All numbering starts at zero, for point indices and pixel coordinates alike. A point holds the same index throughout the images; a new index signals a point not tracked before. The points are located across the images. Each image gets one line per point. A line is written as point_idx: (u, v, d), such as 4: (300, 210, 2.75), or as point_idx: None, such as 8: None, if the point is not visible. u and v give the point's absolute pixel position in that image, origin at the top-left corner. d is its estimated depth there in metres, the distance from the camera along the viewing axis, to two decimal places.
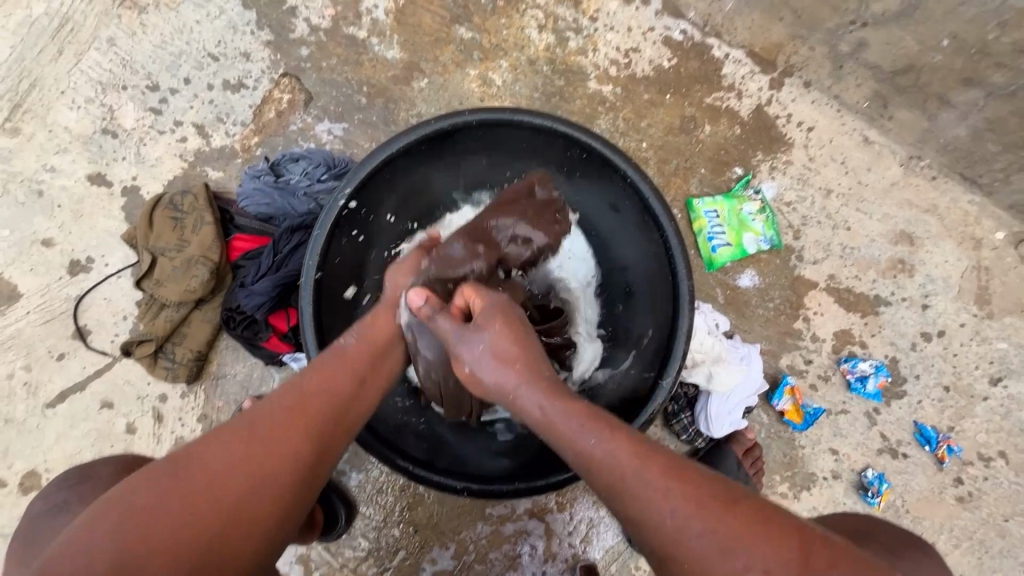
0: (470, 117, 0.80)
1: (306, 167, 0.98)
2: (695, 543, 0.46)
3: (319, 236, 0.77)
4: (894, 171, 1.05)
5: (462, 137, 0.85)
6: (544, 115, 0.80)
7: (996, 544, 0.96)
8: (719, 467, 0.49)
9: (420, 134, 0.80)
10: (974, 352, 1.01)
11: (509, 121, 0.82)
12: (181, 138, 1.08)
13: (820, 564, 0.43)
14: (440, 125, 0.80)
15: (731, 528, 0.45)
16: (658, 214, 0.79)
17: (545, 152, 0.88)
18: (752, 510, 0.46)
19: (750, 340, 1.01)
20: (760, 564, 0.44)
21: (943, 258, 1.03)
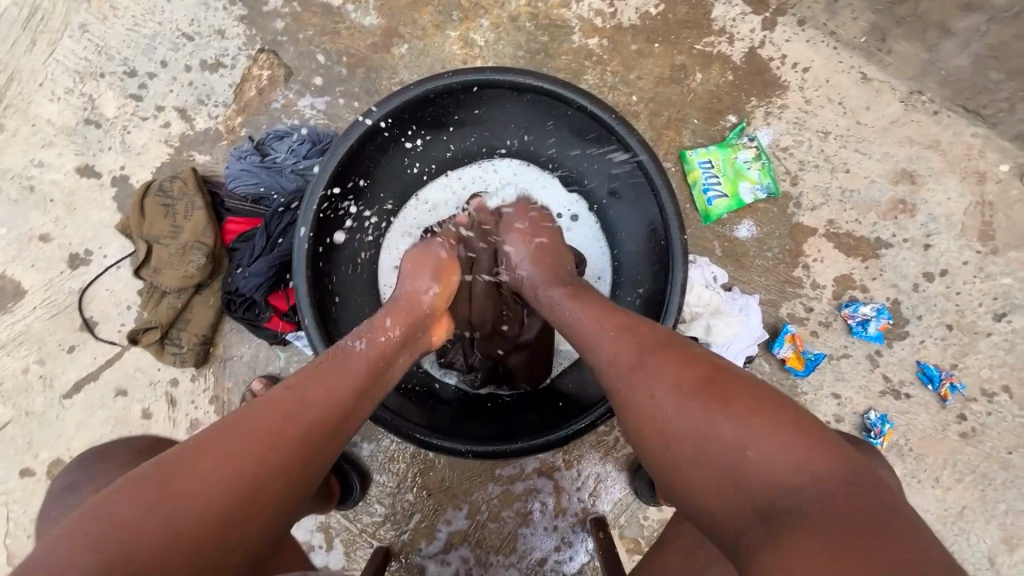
0: (452, 80, 0.78)
1: (291, 145, 0.97)
2: (626, 376, 0.58)
3: (306, 214, 0.77)
4: (894, 108, 1.02)
5: (447, 99, 0.83)
6: (529, 74, 0.78)
7: (999, 475, 0.98)
8: (653, 368, 0.56)
9: (399, 101, 0.78)
10: (978, 289, 0.99)
11: (493, 81, 0.80)
12: (164, 123, 1.07)
13: (727, 383, 0.52)
14: (422, 90, 0.78)
15: (664, 360, 0.56)
16: (651, 169, 0.77)
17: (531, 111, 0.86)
18: (688, 399, 0.52)
19: (750, 291, 1.01)
20: (679, 386, 0.53)
21: (945, 195, 1.01)
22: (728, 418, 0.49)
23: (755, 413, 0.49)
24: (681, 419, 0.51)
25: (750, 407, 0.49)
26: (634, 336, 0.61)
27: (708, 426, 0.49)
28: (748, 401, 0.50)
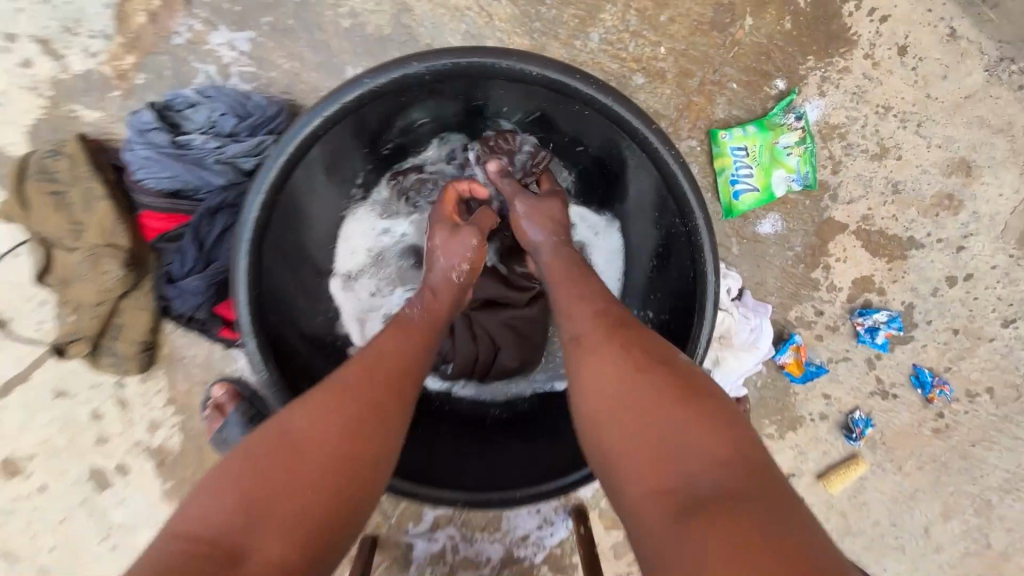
0: (418, 68, 0.60)
1: (209, 116, 0.74)
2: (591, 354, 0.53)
3: (245, 263, 0.61)
4: (975, 79, 0.83)
5: (410, 90, 0.65)
6: (528, 59, 0.61)
7: (956, 464, 1.03)
8: (627, 353, 0.52)
9: (366, 89, 0.60)
10: (997, 295, 0.93)
11: (473, 63, 0.62)
12: (24, 61, 0.78)
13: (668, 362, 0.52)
14: (393, 78, 0.60)
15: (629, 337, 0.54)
16: (683, 193, 0.63)
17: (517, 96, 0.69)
18: (662, 397, 0.48)
19: (763, 296, 0.90)
20: (641, 372, 0.50)
21: (998, 190, 0.88)
22: (684, 405, 0.47)
23: (705, 417, 0.46)
24: (623, 391, 0.49)
25: (710, 411, 0.47)
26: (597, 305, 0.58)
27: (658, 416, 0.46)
28: (707, 405, 0.47)
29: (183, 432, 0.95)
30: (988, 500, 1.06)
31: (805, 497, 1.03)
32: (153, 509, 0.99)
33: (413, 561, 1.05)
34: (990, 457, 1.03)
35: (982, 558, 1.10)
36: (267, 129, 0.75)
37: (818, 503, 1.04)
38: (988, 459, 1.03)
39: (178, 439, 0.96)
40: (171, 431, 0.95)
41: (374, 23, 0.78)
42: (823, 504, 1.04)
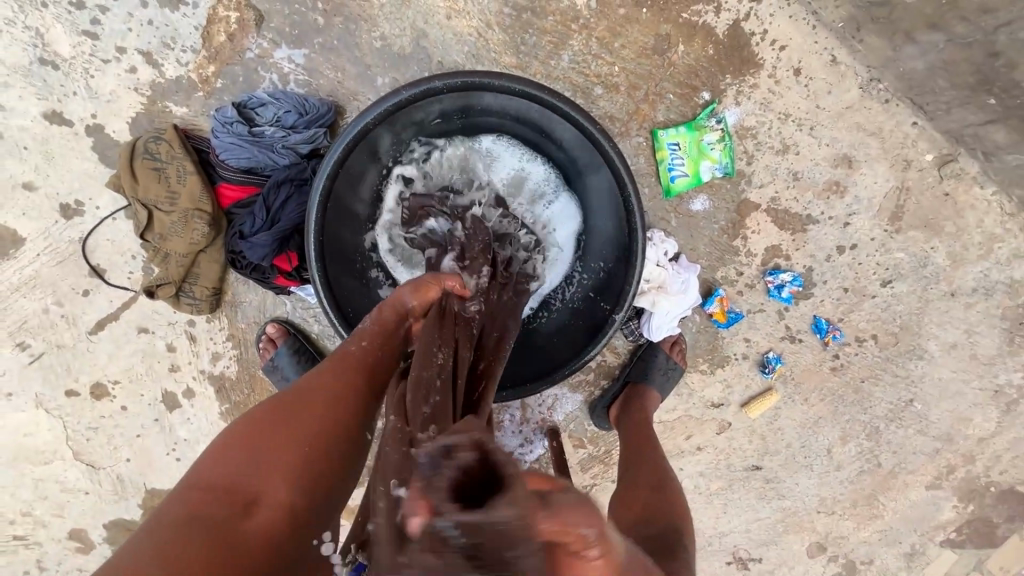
0: (436, 86, 0.86)
1: (276, 113, 0.99)
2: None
3: (315, 220, 0.86)
4: (852, 94, 1.10)
5: (429, 99, 0.90)
6: (515, 80, 0.87)
7: (850, 396, 1.31)
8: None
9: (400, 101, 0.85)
10: (876, 261, 1.21)
11: (477, 82, 0.88)
12: (129, 67, 1.02)
13: None
14: (419, 91, 0.85)
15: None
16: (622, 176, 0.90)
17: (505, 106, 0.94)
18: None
19: (694, 258, 1.17)
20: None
21: (873, 179, 1.15)
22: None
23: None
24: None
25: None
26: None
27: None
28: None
29: (240, 362, 1.20)
30: (877, 427, 1.34)
31: (731, 421, 1.31)
32: (213, 426, 1.24)
33: None
34: (877, 391, 1.31)
35: (875, 475, 1.38)
36: (318, 124, 1.00)
37: (741, 426, 1.32)
38: (875, 392, 1.31)
39: (235, 368, 1.21)
40: (230, 362, 1.20)
41: (399, 45, 1.03)
42: (745, 427, 1.32)
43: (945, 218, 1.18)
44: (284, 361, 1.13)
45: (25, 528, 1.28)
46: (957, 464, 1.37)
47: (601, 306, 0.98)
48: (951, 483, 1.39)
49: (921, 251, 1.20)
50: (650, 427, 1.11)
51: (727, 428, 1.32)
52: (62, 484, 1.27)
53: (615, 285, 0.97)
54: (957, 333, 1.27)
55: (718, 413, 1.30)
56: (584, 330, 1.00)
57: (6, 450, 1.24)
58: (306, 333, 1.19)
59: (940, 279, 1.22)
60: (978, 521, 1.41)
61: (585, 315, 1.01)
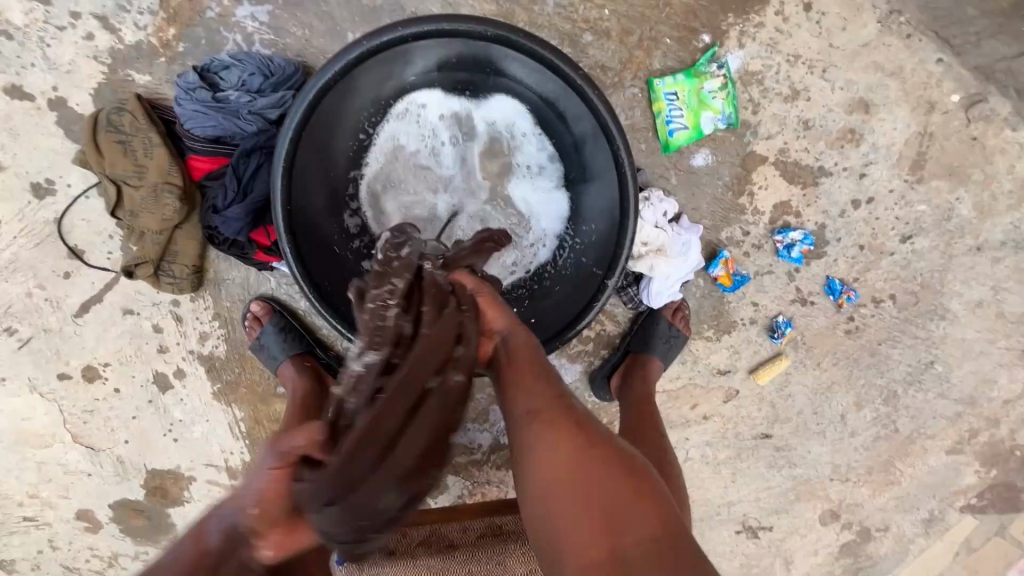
0: (401, 34, 0.79)
1: (240, 76, 0.92)
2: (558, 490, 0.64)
3: (280, 187, 0.81)
4: (869, 29, 1.00)
5: (396, 52, 0.84)
6: (488, 23, 0.80)
7: (866, 360, 1.24)
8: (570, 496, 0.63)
9: (364, 49, 0.78)
10: (894, 215, 1.12)
11: (446, 29, 0.81)
12: (86, 34, 0.96)
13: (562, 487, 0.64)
14: (383, 39, 0.79)
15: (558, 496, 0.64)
16: (609, 127, 0.83)
17: (479, 58, 0.88)
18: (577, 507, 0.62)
19: (696, 218, 1.10)
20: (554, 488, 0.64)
21: (892, 125, 1.05)
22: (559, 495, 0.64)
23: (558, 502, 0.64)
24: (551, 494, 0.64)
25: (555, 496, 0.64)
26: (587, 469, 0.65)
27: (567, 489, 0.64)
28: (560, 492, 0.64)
29: (228, 341, 1.17)
30: (895, 391, 1.27)
31: (739, 389, 1.26)
32: (207, 406, 1.22)
33: None
34: (894, 354, 1.24)
35: (892, 441, 1.32)
36: (287, 86, 0.94)
37: (749, 394, 1.26)
38: (892, 355, 1.24)
39: (224, 347, 1.18)
40: (218, 341, 1.17)
41: None
42: (753, 395, 1.26)
43: (972, 165, 1.08)
44: (271, 339, 1.09)
45: (33, 510, 1.30)
46: (980, 428, 1.31)
47: (593, 272, 0.92)
48: (973, 447, 1.32)
49: (944, 203, 1.11)
50: (649, 400, 1.08)
51: (735, 397, 1.26)
52: (64, 467, 1.27)
53: (607, 249, 0.90)
54: (983, 291, 1.18)
55: (724, 380, 1.25)
56: (575, 298, 0.94)
57: (7, 435, 1.24)
58: (292, 309, 1.15)
59: (966, 232, 1.13)
60: (1001, 486, 1.35)
61: (577, 282, 0.95)
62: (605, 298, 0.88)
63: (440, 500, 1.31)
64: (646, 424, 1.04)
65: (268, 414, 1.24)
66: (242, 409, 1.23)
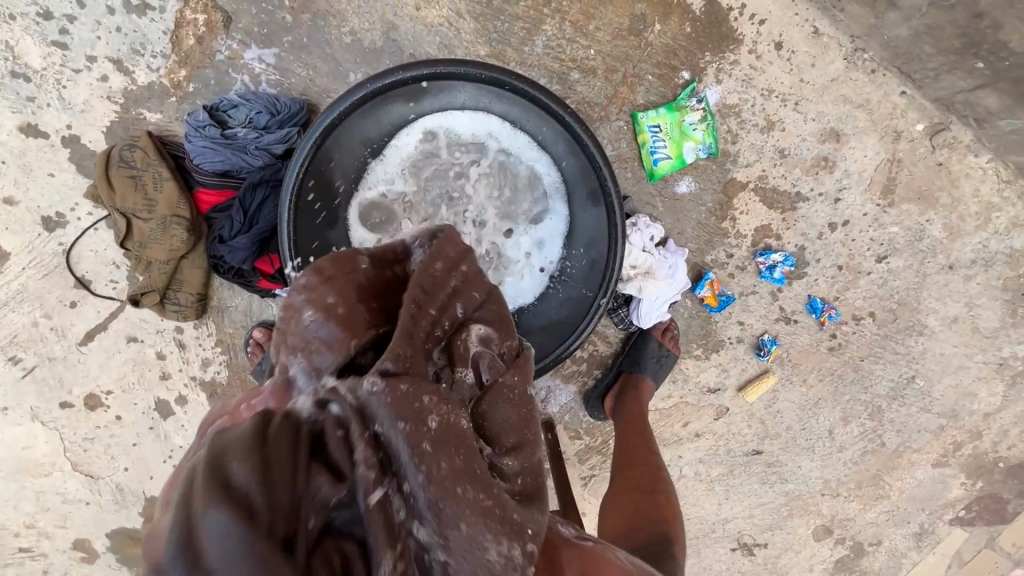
0: (405, 75, 0.85)
1: (247, 115, 0.98)
2: None
3: (288, 217, 0.86)
4: (837, 65, 1.07)
5: (398, 90, 0.89)
6: (481, 66, 0.86)
7: (849, 375, 1.28)
8: None
9: (367, 90, 0.84)
10: (869, 236, 1.18)
11: (445, 71, 0.87)
12: (101, 75, 1.02)
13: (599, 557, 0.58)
14: (385, 83, 0.85)
15: None
16: (596, 157, 0.89)
17: (476, 98, 0.94)
18: None
19: (682, 242, 1.15)
20: None
21: (863, 153, 1.12)
22: None
23: None
24: None
25: None
26: None
27: None
28: None
29: (229, 367, 1.20)
30: (879, 406, 1.31)
31: (729, 406, 1.29)
32: None
33: None
34: (876, 369, 1.28)
35: (880, 455, 1.36)
36: (292, 123, 0.99)
37: (739, 411, 1.30)
38: (875, 370, 1.28)
39: (226, 373, 1.20)
40: (220, 367, 1.20)
41: (370, 39, 1.01)
42: (743, 412, 1.30)
43: (940, 189, 1.15)
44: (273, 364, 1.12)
45: (29, 540, 1.29)
46: (964, 440, 1.34)
47: (584, 294, 0.97)
48: (958, 460, 1.36)
49: (916, 224, 1.17)
50: (643, 420, 1.11)
51: (725, 414, 1.30)
52: (63, 496, 1.27)
53: (597, 272, 0.95)
54: (957, 307, 1.24)
55: (715, 399, 1.29)
56: (567, 320, 0.98)
57: (7, 464, 1.25)
58: None
59: (937, 252, 1.19)
60: (988, 498, 1.38)
61: (570, 306, 0.99)
62: (597, 318, 0.93)
63: None
64: (640, 443, 1.07)
65: None
66: None
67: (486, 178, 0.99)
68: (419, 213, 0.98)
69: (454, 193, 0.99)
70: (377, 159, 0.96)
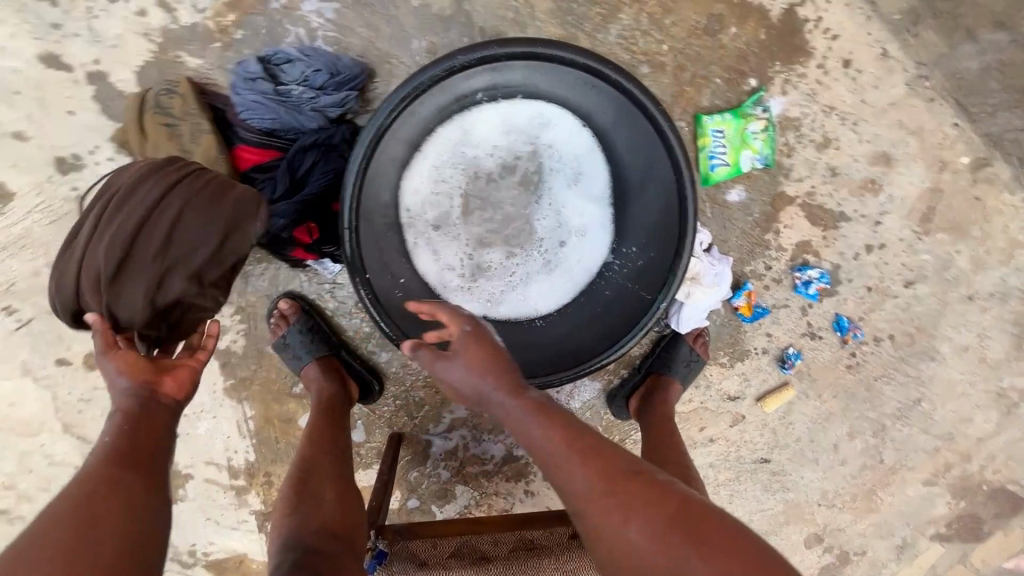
0: (498, 51, 0.80)
1: (304, 72, 0.91)
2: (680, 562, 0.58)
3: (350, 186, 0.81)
4: (898, 89, 1.08)
5: (486, 63, 0.83)
6: (570, 48, 0.81)
7: (862, 394, 1.32)
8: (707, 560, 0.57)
9: (450, 63, 0.79)
10: (901, 261, 1.20)
11: (540, 52, 0.82)
12: (139, 10, 0.93)
13: (695, 514, 0.62)
14: (472, 56, 0.79)
15: (706, 535, 0.59)
16: (677, 157, 0.83)
17: (557, 82, 0.90)
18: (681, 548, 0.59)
19: (726, 251, 1.15)
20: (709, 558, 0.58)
21: (909, 179, 1.14)
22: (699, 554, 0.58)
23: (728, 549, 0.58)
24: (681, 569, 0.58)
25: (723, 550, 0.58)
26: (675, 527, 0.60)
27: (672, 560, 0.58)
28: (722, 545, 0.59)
29: None
30: (884, 424, 1.36)
31: (745, 415, 1.31)
32: (217, 401, 1.19)
33: (429, 456, 1.28)
34: (886, 389, 1.32)
35: (876, 471, 1.41)
36: (350, 86, 0.93)
37: (754, 420, 1.32)
38: (885, 391, 1.32)
39: None
40: None
41: (438, 5, 0.96)
42: (757, 421, 1.32)
43: (973, 222, 1.18)
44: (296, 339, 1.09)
45: (7, 502, 1.21)
46: (954, 462, 1.41)
47: (642, 296, 0.94)
48: (946, 480, 1.43)
49: (946, 254, 1.20)
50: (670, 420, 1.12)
51: (740, 422, 1.32)
52: (50, 458, 1.19)
53: (658, 276, 0.93)
54: (969, 337, 1.29)
55: (733, 406, 1.30)
56: (617, 320, 0.96)
57: None
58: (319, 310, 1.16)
59: (960, 283, 1.23)
60: (967, 517, 1.46)
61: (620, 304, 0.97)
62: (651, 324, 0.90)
63: (447, 510, 1.30)
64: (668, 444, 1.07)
65: (280, 414, 1.21)
66: (252, 407, 1.20)
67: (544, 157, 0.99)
68: (472, 178, 0.99)
69: (516, 179, 1.00)
70: (447, 133, 0.95)
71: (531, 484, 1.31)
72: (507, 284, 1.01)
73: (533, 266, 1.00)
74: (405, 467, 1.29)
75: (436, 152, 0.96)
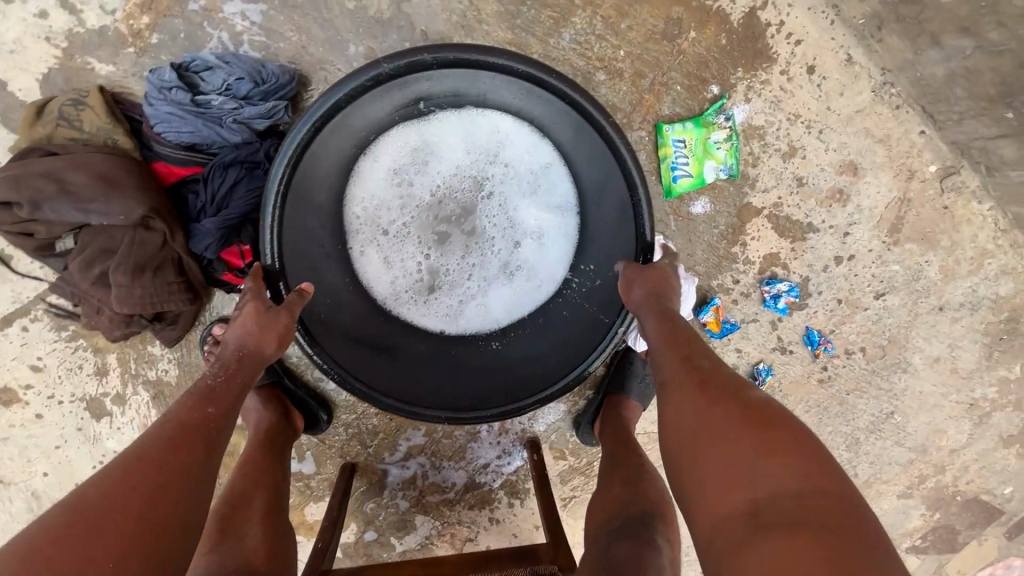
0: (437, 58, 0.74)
1: (225, 80, 0.83)
2: (764, 485, 0.56)
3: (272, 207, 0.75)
4: (864, 96, 1.04)
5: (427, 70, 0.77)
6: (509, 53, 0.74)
7: (834, 408, 1.28)
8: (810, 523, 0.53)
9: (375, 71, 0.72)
10: (871, 273, 1.17)
11: (471, 60, 0.76)
12: (40, 12, 0.84)
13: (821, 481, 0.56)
14: (400, 62, 0.72)
15: (814, 489, 0.55)
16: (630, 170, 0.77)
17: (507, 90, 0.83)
18: (779, 481, 0.57)
19: (691, 265, 1.10)
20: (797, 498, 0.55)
21: (876, 188, 1.10)
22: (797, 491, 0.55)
23: (837, 525, 0.52)
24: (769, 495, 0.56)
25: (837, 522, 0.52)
26: (782, 472, 0.57)
27: (761, 485, 0.57)
28: (838, 519, 0.53)
29: (182, 367, 1.04)
30: (857, 438, 1.32)
31: None
32: None
33: (386, 485, 1.20)
34: (859, 403, 1.29)
35: None
36: (278, 95, 0.85)
37: None
38: (858, 405, 1.29)
39: (176, 373, 1.05)
40: (169, 366, 1.04)
41: (376, 7, 0.88)
42: None
43: (942, 231, 1.15)
44: None
45: None
46: (928, 474, 1.38)
47: (600, 319, 0.88)
48: (921, 492, 1.39)
49: (916, 264, 1.17)
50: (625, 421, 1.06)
51: None
52: None
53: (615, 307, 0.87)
54: (941, 348, 1.26)
55: None
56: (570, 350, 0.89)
57: None
58: None
59: (930, 293, 1.20)
60: (942, 529, 1.43)
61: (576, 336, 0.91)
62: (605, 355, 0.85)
63: (406, 543, 1.22)
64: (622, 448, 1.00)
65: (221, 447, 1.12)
66: None
67: (500, 170, 0.93)
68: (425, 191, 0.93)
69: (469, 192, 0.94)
70: (399, 141, 0.89)
71: (495, 513, 1.23)
72: (456, 311, 0.94)
73: (487, 290, 0.94)
74: (361, 499, 1.21)
75: (381, 165, 0.90)
